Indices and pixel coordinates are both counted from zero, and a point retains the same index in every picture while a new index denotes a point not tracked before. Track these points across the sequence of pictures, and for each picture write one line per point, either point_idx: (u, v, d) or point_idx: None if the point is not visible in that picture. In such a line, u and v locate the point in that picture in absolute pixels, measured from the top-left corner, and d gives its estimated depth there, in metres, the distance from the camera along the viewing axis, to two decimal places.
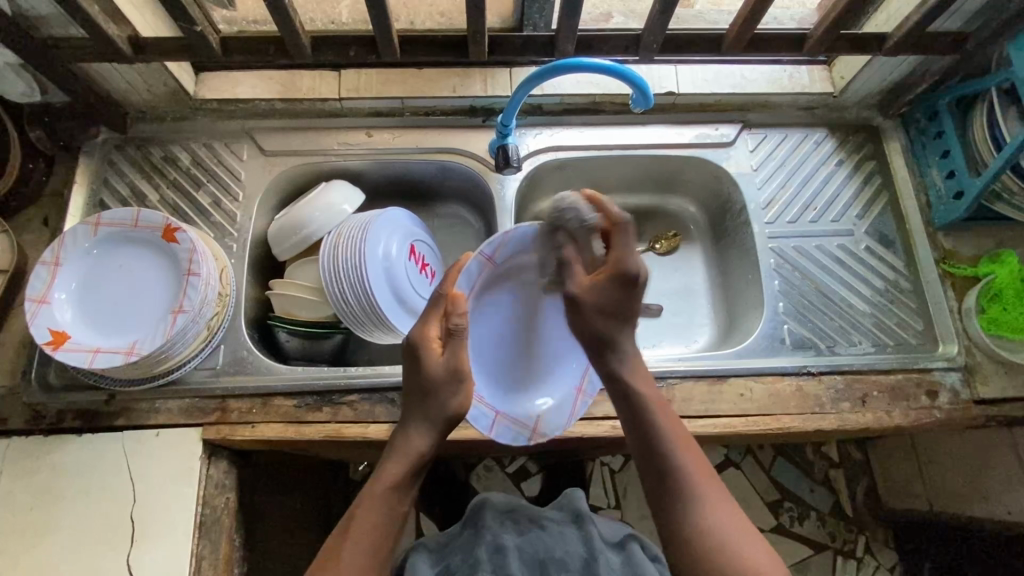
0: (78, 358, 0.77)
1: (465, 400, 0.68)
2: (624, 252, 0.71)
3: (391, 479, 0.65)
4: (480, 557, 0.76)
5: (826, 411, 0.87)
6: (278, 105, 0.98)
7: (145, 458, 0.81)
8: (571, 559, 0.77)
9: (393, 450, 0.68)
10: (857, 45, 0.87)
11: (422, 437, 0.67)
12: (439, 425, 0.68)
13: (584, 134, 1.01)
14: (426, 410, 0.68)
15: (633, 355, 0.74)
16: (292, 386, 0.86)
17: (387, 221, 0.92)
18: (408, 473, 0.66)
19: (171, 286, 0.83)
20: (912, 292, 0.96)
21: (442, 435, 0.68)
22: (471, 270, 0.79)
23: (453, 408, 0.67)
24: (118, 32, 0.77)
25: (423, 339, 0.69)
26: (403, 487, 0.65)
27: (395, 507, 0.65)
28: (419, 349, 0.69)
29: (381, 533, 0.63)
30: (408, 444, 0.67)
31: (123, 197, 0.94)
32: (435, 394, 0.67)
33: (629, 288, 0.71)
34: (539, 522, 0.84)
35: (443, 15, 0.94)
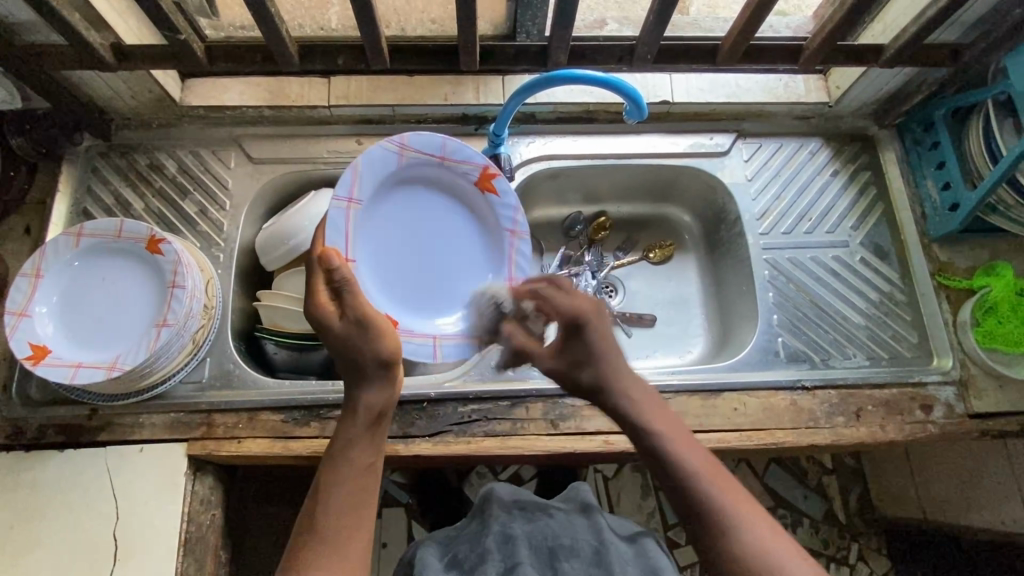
0: (59, 373, 0.75)
1: (388, 344, 0.65)
2: (557, 306, 0.73)
3: (352, 436, 0.63)
4: (490, 547, 0.75)
5: (821, 425, 0.86)
6: (266, 113, 0.97)
7: (128, 474, 0.80)
8: (580, 547, 0.75)
9: (346, 411, 0.65)
10: (852, 57, 0.86)
11: (373, 392, 0.65)
12: (379, 374, 0.65)
13: (577, 144, 1.00)
14: (356, 365, 0.65)
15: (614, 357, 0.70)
16: (278, 401, 0.84)
17: (365, 176, 0.82)
18: (368, 427, 0.64)
19: (155, 298, 0.82)
20: (907, 304, 0.95)
21: (391, 384, 0.66)
22: (338, 219, 0.81)
23: (380, 354, 0.64)
24: (99, 39, 0.75)
25: (316, 305, 0.65)
26: (363, 441, 0.63)
27: (359, 463, 0.63)
28: (316, 314, 0.65)
29: (355, 491, 0.61)
30: (357, 399, 0.65)
31: (107, 205, 0.92)
32: (353, 347, 0.64)
33: (580, 333, 0.71)
34: (546, 512, 0.82)
35: (435, 22, 0.92)
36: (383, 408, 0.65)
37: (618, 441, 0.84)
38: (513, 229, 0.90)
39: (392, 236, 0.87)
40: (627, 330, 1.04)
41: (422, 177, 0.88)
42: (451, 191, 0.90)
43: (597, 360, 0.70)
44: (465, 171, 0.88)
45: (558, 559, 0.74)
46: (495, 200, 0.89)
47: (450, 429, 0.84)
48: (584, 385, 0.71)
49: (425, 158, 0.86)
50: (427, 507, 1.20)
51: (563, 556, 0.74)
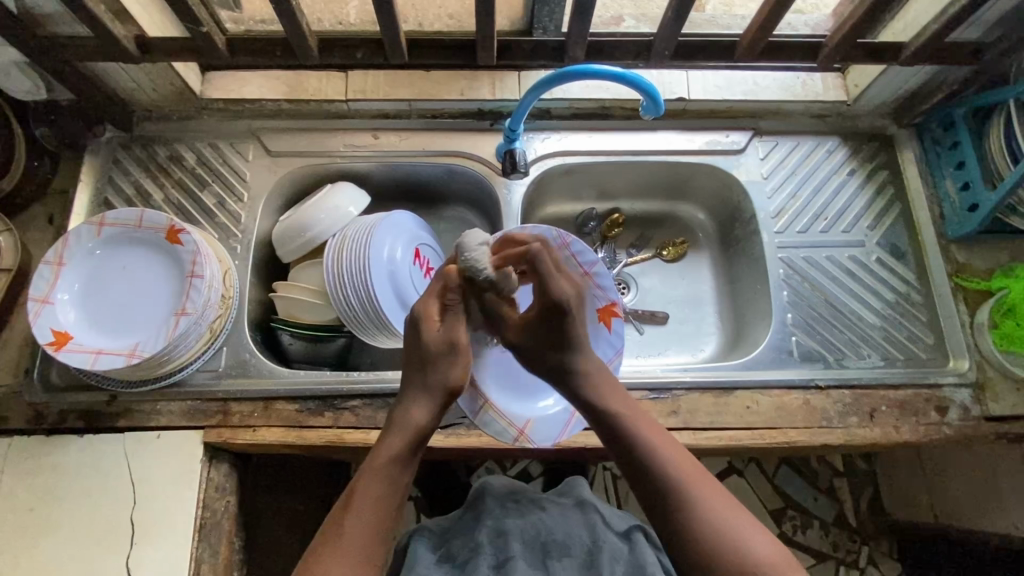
0: (80, 359, 0.77)
1: (459, 375, 0.67)
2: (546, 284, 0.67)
3: (393, 452, 0.63)
4: (483, 541, 0.75)
5: (834, 425, 0.86)
6: (284, 106, 0.98)
7: (146, 460, 0.81)
8: (573, 544, 0.76)
9: (392, 424, 0.66)
10: (872, 54, 0.85)
11: (423, 409, 0.65)
12: (437, 397, 0.66)
13: (592, 140, 1.00)
14: (422, 381, 0.66)
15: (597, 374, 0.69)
16: (293, 390, 0.85)
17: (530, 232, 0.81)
18: (410, 446, 0.64)
19: (175, 288, 0.83)
20: (923, 305, 0.94)
21: (441, 408, 0.67)
22: None
23: (451, 381, 0.66)
24: (123, 32, 0.76)
25: (424, 314, 0.68)
26: (402, 459, 0.63)
27: (394, 477, 0.62)
28: (419, 322, 0.67)
29: (385, 507, 0.61)
30: (407, 415, 0.65)
31: (127, 196, 0.94)
32: (434, 363, 0.66)
33: (562, 317, 0.67)
34: (541, 505, 0.82)
35: (452, 17, 0.93)
36: (427, 428, 0.65)
37: None
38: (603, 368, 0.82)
39: None
40: (639, 327, 1.05)
41: None
42: None
43: (574, 344, 0.68)
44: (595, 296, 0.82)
45: (550, 556, 0.74)
46: (604, 334, 0.82)
47: (462, 421, 0.85)
48: (559, 367, 0.68)
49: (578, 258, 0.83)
50: (436, 500, 1.21)
51: (555, 553, 0.75)
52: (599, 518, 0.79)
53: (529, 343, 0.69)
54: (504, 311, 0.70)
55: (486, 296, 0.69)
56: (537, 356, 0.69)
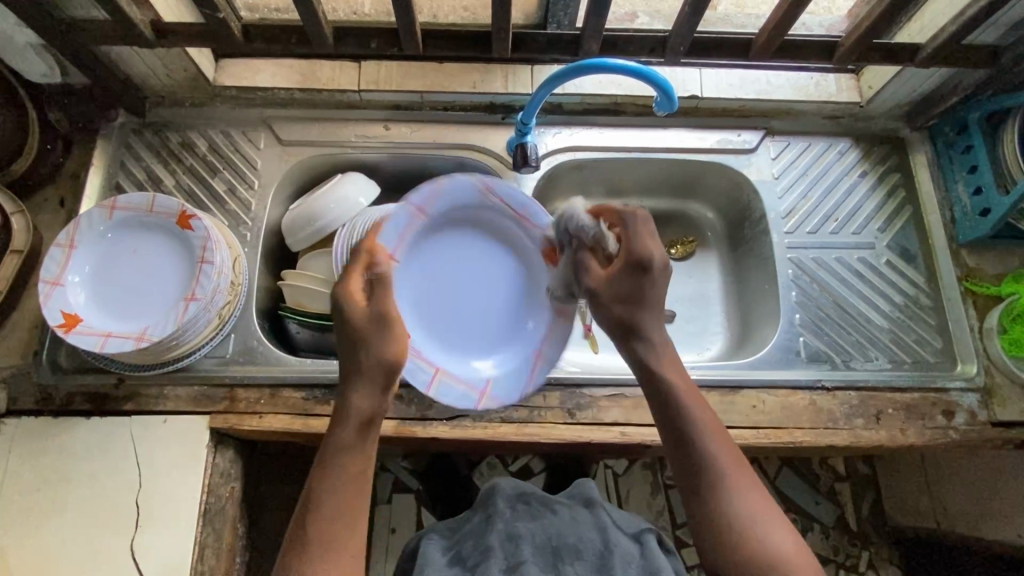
0: (89, 342, 0.77)
1: (394, 348, 0.64)
2: (633, 240, 0.68)
3: (344, 443, 0.62)
4: (493, 544, 0.75)
5: (840, 426, 0.86)
6: (297, 95, 0.98)
7: (152, 444, 0.81)
8: (584, 548, 0.75)
9: (338, 414, 0.64)
10: (887, 55, 0.84)
11: (365, 396, 0.63)
12: (376, 377, 0.64)
13: (603, 136, 1.00)
14: (360, 364, 0.64)
15: (660, 338, 0.67)
16: (300, 379, 0.85)
17: (444, 194, 0.81)
18: (359, 435, 0.62)
19: (184, 273, 0.83)
20: (932, 309, 0.94)
21: (384, 389, 0.64)
22: (399, 222, 0.78)
23: (385, 357, 0.64)
24: (140, 16, 0.77)
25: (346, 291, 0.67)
26: (357, 449, 0.62)
27: (348, 469, 0.61)
28: (341, 300, 0.66)
29: (348, 499, 0.60)
30: (351, 404, 0.63)
31: (139, 181, 0.94)
32: (364, 343, 0.64)
33: (642, 276, 0.67)
34: (551, 507, 0.83)
35: (467, 9, 0.92)
36: (373, 413, 0.63)
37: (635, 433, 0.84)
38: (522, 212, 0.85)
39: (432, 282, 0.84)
40: None
41: (463, 211, 0.85)
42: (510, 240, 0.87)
43: (647, 305, 0.68)
44: (534, 235, 0.86)
45: (562, 560, 0.74)
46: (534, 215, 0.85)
47: (468, 414, 0.85)
48: (624, 323, 0.68)
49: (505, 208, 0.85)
50: (437, 494, 1.20)
51: (567, 557, 0.74)
52: (608, 519, 0.81)
53: (603, 292, 0.69)
54: (593, 268, 0.72)
55: (583, 252, 0.74)
56: (605, 308, 0.69)
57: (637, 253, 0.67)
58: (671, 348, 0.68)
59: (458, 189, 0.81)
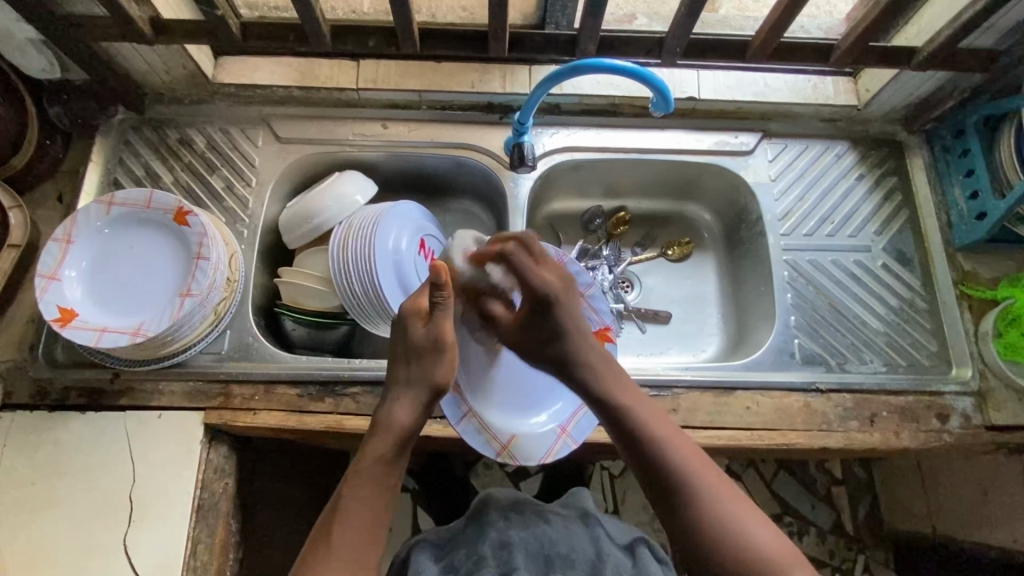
0: (85, 336, 0.77)
1: (446, 372, 0.67)
2: (525, 275, 0.71)
3: (380, 455, 0.62)
4: (485, 554, 0.76)
5: (834, 428, 0.86)
6: (295, 93, 0.98)
7: (146, 439, 0.82)
8: (577, 557, 0.76)
9: (375, 428, 0.65)
10: (884, 58, 0.84)
11: (405, 408, 0.65)
12: (420, 393, 0.66)
13: (601, 136, 1.00)
14: (407, 379, 0.67)
15: (597, 357, 0.70)
16: (295, 375, 0.85)
17: (393, 216, 0.91)
18: (396, 449, 0.63)
19: (181, 269, 0.83)
20: (928, 312, 0.94)
21: (424, 408, 0.66)
22: (338, 242, 0.88)
23: (437, 379, 0.66)
24: (139, 12, 0.77)
25: (412, 308, 0.69)
26: (391, 462, 0.63)
27: (381, 481, 0.62)
28: (406, 317, 0.69)
29: (374, 510, 0.60)
30: (389, 418, 0.65)
31: (137, 177, 0.95)
32: (419, 359, 0.67)
33: (548, 308, 0.70)
34: (544, 516, 0.83)
35: (465, 9, 0.93)
36: (410, 429, 0.65)
37: None
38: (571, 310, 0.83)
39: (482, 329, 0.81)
40: (641, 326, 1.04)
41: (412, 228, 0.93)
42: None
43: (568, 335, 0.70)
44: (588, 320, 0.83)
45: (554, 569, 0.75)
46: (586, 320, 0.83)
47: None
48: (558, 358, 0.70)
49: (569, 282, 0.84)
50: (432, 494, 1.20)
51: (559, 566, 0.76)
52: (602, 530, 0.81)
53: (525, 341, 0.72)
54: (499, 313, 0.75)
55: (485, 298, 0.76)
56: (537, 351, 0.71)
57: (540, 291, 0.70)
58: (608, 362, 0.70)
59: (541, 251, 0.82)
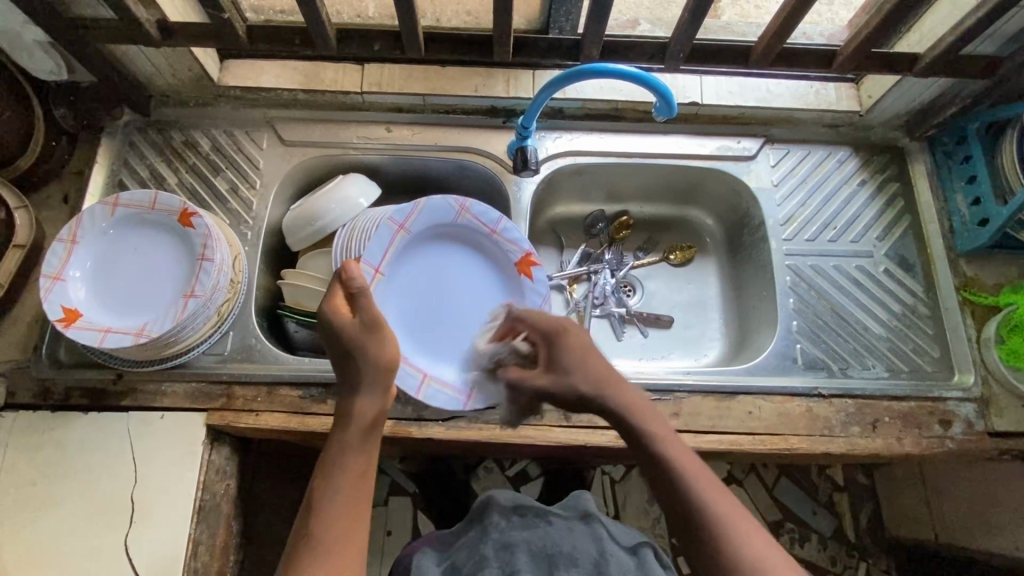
0: (88, 336, 0.77)
1: (391, 351, 0.65)
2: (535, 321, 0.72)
3: (348, 444, 0.61)
4: (487, 553, 0.76)
5: (836, 434, 0.86)
6: (299, 96, 0.99)
7: (148, 440, 0.82)
8: (580, 556, 0.76)
9: (339, 422, 0.63)
10: (886, 64, 0.85)
11: (365, 397, 0.63)
12: (371, 379, 0.64)
13: (604, 141, 1.00)
14: (356, 369, 0.64)
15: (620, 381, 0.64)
16: (298, 377, 0.86)
17: (423, 211, 0.88)
18: (362, 436, 0.62)
19: (184, 271, 0.84)
20: (930, 318, 0.94)
21: (384, 393, 0.65)
22: (382, 234, 0.86)
23: (381, 359, 0.64)
24: (146, 15, 0.77)
25: (332, 308, 0.67)
26: (359, 450, 0.61)
27: (352, 470, 0.60)
28: (330, 316, 0.67)
29: (350, 497, 0.59)
30: (351, 409, 0.63)
31: (142, 179, 0.95)
32: (356, 350, 0.65)
33: (554, 343, 0.68)
34: (545, 518, 0.83)
35: (470, 14, 0.93)
36: (376, 414, 0.63)
37: None
38: (491, 230, 0.91)
39: (417, 283, 0.90)
40: (643, 330, 1.05)
41: (445, 229, 0.91)
42: (471, 248, 0.93)
43: (566, 369, 0.65)
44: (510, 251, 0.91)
45: (556, 565, 0.74)
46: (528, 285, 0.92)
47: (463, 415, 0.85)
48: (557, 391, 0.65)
49: (479, 225, 0.91)
50: (433, 497, 1.20)
51: (562, 564, 0.75)
52: (604, 531, 0.81)
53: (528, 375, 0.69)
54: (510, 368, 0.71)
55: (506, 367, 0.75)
56: (541, 385, 0.67)
57: (547, 329, 0.70)
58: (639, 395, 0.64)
59: (436, 207, 0.89)
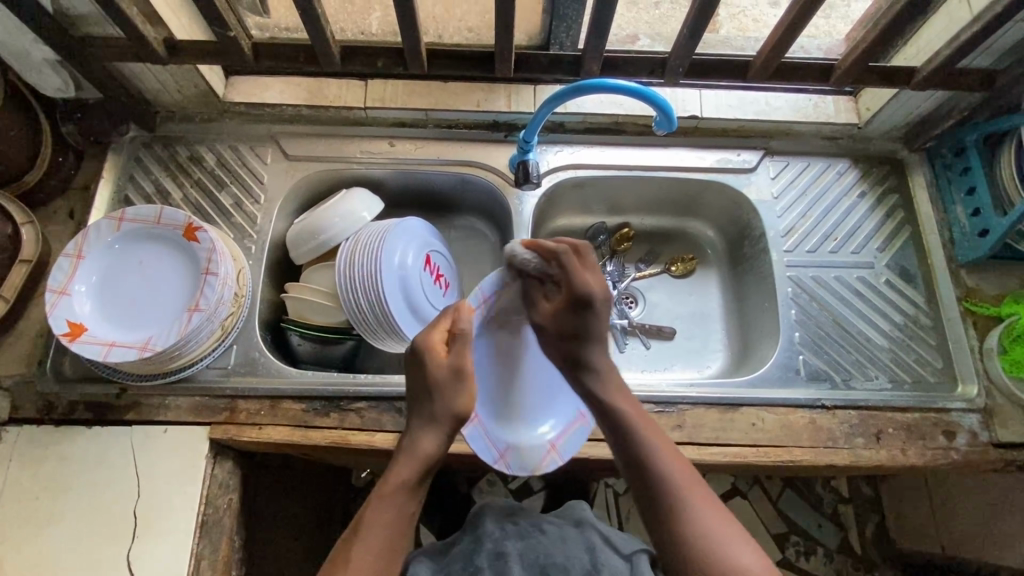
0: (93, 351, 0.78)
1: (469, 403, 0.70)
2: (570, 276, 0.72)
3: (401, 480, 0.66)
4: (482, 564, 0.76)
5: (839, 445, 0.85)
6: (304, 111, 1.00)
7: (152, 453, 0.82)
8: (572, 566, 0.76)
9: (402, 454, 0.69)
10: (884, 78, 0.86)
11: (432, 440, 0.68)
12: (441, 424, 0.69)
13: (605, 154, 1.01)
14: (429, 413, 0.69)
15: (603, 370, 0.73)
16: (301, 390, 0.86)
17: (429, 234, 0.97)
18: (419, 475, 0.67)
19: (189, 285, 0.84)
20: (932, 329, 0.94)
21: (448, 437, 0.69)
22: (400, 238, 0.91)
23: (456, 409, 0.69)
24: (153, 34, 0.78)
25: (426, 343, 0.71)
26: (411, 490, 0.66)
27: (404, 508, 0.66)
28: (423, 352, 0.70)
29: (394, 533, 0.64)
30: (416, 446, 0.68)
31: (147, 194, 0.96)
32: (437, 395, 0.69)
33: (587, 311, 0.72)
34: (541, 526, 0.83)
35: (471, 30, 0.94)
36: (435, 457, 0.68)
37: None
38: None
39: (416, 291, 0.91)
40: (645, 341, 1.05)
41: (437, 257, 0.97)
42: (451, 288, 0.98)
43: (591, 339, 0.73)
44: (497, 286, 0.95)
45: None
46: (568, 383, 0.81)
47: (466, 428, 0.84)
48: (580, 357, 0.72)
49: None
50: (435, 510, 1.20)
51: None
52: (597, 538, 0.82)
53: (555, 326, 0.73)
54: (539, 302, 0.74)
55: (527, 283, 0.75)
56: (555, 340, 0.73)
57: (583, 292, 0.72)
58: (613, 373, 0.73)
59: (511, 273, 0.78)
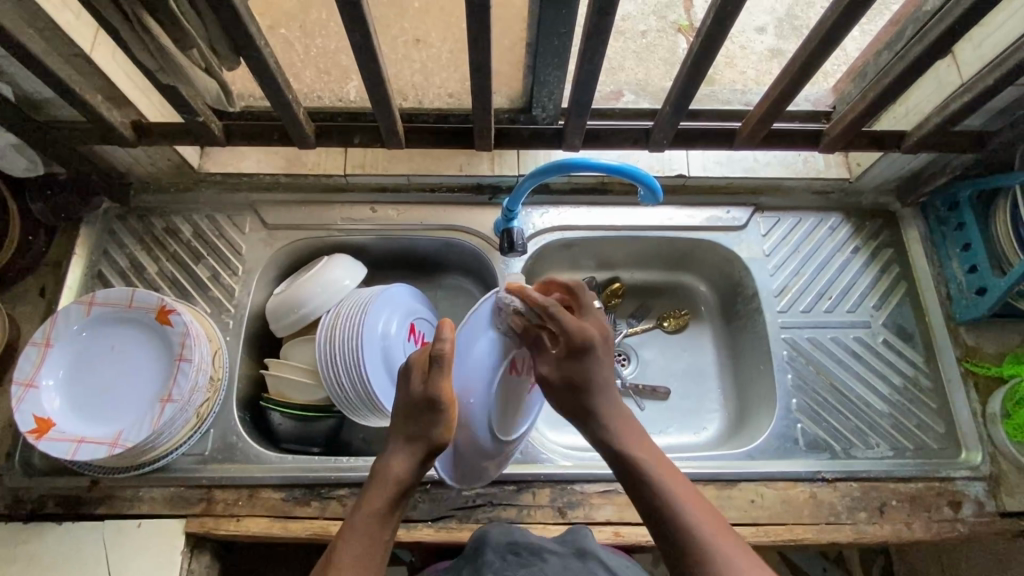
0: (61, 449, 0.74)
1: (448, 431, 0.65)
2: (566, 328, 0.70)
3: (373, 507, 0.62)
4: None
5: (842, 521, 0.82)
6: (282, 179, 0.98)
7: (124, 550, 0.78)
8: None
9: (372, 479, 0.64)
10: (874, 142, 0.84)
11: (403, 462, 0.64)
12: (418, 448, 0.65)
13: (591, 214, 0.99)
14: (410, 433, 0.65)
15: (613, 409, 0.69)
16: (282, 479, 0.82)
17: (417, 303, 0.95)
18: (391, 501, 0.62)
19: (162, 371, 0.81)
20: (933, 391, 0.91)
21: (421, 461, 0.65)
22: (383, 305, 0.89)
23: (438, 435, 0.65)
24: (119, 118, 0.76)
25: (414, 363, 0.68)
26: (382, 518, 0.61)
27: (373, 537, 0.60)
28: (411, 368, 0.68)
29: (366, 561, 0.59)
30: (387, 469, 0.64)
31: (122, 269, 0.93)
32: (420, 416, 0.65)
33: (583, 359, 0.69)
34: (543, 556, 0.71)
35: (452, 96, 0.90)
36: (408, 481, 0.64)
37: (629, 533, 0.80)
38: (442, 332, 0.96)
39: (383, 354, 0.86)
40: (639, 403, 1.01)
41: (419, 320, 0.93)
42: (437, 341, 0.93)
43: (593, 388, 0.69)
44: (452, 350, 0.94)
45: None
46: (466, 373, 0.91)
47: (454, 513, 0.81)
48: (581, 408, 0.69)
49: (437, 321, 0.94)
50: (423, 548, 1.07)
51: None
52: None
53: (556, 383, 0.70)
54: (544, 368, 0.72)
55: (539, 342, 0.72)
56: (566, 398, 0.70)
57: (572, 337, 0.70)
58: (629, 417, 0.69)
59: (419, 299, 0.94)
